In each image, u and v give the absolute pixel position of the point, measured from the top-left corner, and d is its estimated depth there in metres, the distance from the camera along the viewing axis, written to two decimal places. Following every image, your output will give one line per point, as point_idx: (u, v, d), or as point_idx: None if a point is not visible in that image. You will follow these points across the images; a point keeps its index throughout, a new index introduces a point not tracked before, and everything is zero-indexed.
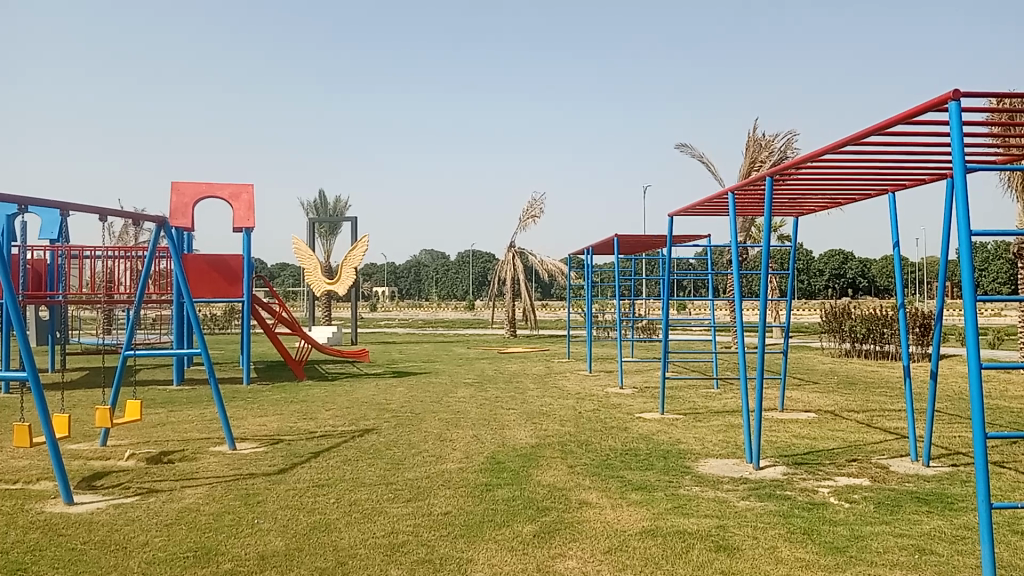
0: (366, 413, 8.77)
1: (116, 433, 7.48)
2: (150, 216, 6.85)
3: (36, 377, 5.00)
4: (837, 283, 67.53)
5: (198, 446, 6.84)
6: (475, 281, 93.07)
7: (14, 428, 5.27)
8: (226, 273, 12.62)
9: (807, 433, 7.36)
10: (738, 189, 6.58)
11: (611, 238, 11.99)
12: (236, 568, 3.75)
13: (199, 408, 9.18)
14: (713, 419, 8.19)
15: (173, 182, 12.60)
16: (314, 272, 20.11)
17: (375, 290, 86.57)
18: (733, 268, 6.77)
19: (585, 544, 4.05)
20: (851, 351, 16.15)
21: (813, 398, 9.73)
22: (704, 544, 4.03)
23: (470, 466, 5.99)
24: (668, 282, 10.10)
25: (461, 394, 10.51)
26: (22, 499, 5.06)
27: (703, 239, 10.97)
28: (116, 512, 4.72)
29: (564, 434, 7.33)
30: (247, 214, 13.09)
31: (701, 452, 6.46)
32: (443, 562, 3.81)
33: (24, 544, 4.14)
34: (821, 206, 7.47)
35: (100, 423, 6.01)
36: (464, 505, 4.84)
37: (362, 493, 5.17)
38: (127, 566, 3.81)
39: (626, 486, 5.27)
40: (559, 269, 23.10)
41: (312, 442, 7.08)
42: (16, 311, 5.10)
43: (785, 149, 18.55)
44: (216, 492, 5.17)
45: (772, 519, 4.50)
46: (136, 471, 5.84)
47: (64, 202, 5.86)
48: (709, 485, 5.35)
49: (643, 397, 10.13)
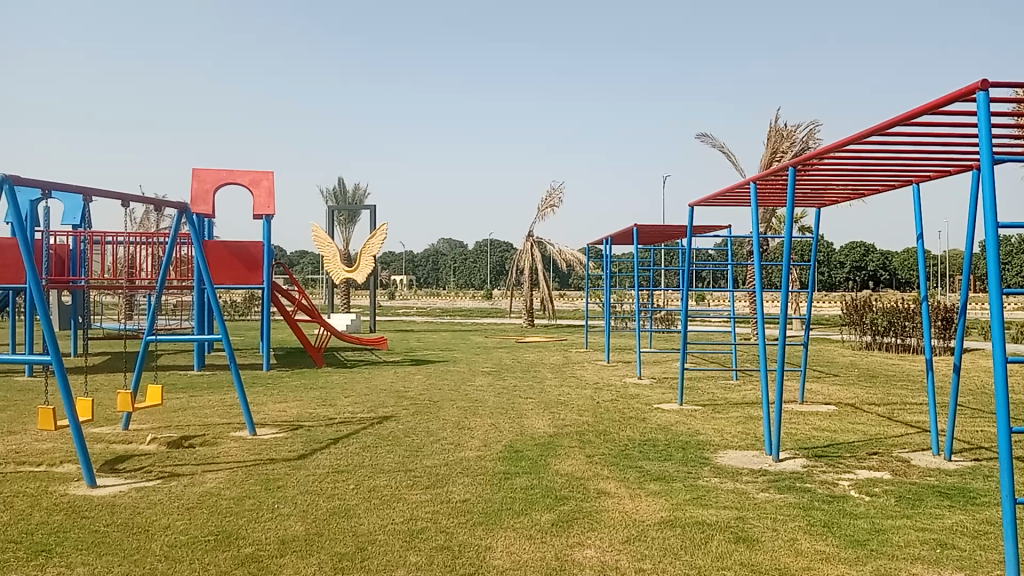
0: (384, 401, 8.78)
1: (138, 417, 7.56)
2: (173, 202, 6.87)
3: (60, 361, 5.03)
4: (857, 275, 66.87)
5: (218, 431, 6.88)
6: (494, 271, 93.18)
7: (38, 411, 5.32)
8: (247, 260, 12.69)
9: (828, 426, 7.31)
10: (760, 178, 6.51)
11: (630, 228, 11.96)
12: (256, 552, 3.77)
13: (219, 393, 9.24)
14: (732, 410, 8.14)
15: (194, 169, 12.67)
16: (333, 260, 20.14)
17: (392, 279, 86.88)
18: (755, 259, 6.61)
19: (603, 533, 4.04)
20: (872, 343, 16.07)
21: (834, 391, 9.65)
22: (723, 535, 4.01)
23: (488, 454, 6.00)
24: (688, 272, 10.00)
25: (479, 383, 10.53)
26: (46, 482, 5.11)
27: (724, 229, 10.89)
28: (138, 495, 4.77)
29: (583, 424, 7.32)
30: (268, 201, 13.14)
31: (720, 443, 6.42)
32: (462, 549, 3.82)
33: (48, 526, 4.18)
34: (844, 197, 7.40)
35: (122, 407, 6.06)
36: (481, 492, 4.85)
37: (381, 479, 5.19)
38: (149, 548, 3.85)
39: (645, 476, 5.25)
40: (578, 259, 23.01)
41: (331, 428, 7.11)
42: (40, 295, 5.14)
43: (807, 139, 18.39)
44: (236, 477, 5.21)
45: (792, 511, 4.47)
46: (157, 455, 5.89)
47: (86, 187, 5.88)
48: (728, 476, 5.32)
49: (661, 387, 10.10)
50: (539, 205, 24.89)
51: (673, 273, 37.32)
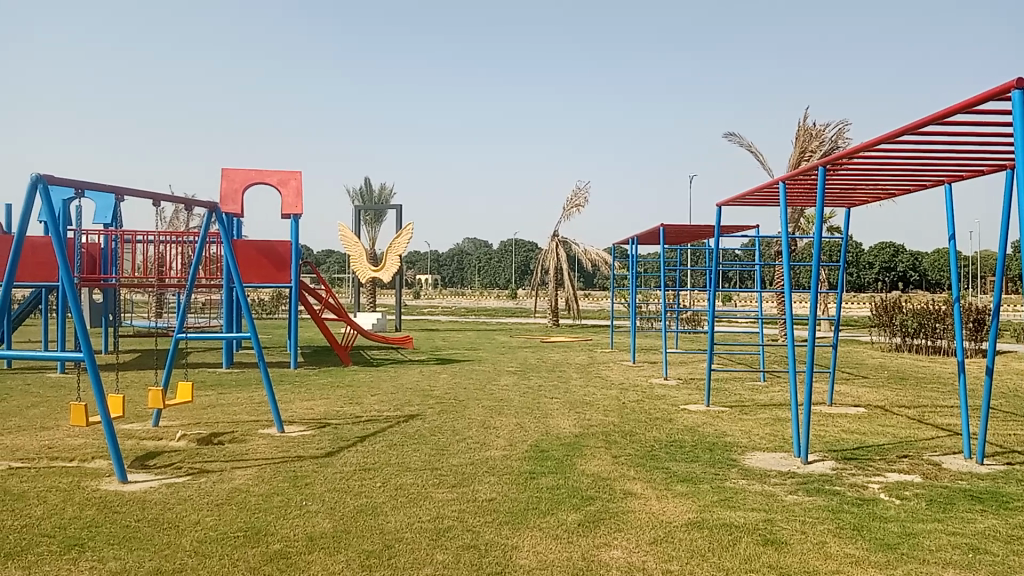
0: (410, 399, 8.81)
1: (167, 413, 7.65)
2: (203, 202, 6.95)
3: (92, 358, 5.10)
4: (887, 276, 66.11)
5: (247, 428, 6.94)
6: (519, 270, 93.14)
7: (71, 407, 5.40)
8: (276, 259, 12.79)
9: (857, 428, 7.23)
10: (789, 178, 6.45)
11: (656, 228, 11.91)
12: (285, 548, 3.80)
13: (247, 391, 9.33)
14: (759, 412, 8.08)
15: (223, 169, 12.80)
16: (359, 259, 20.23)
17: (417, 278, 87.23)
18: (783, 260, 6.54)
19: (630, 534, 4.03)
20: (902, 345, 15.87)
21: (863, 393, 9.55)
22: (752, 537, 3.99)
23: (513, 453, 6.00)
24: (716, 272, 9.92)
25: (504, 382, 10.52)
26: (79, 477, 5.19)
27: (751, 229, 10.80)
28: (168, 491, 4.82)
29: (608, 424, 7.30)
30: (296, 201, 13.24)
31: (748, 445, 6.38)
32: (488, 548, 3.83)
33: (80, 520, 4.25)
34: (874, 198, 7.32)
35: (153, 404, 6.14)
36: (507, 492, 4.85)
37: (408, 477, 5.22)
38: (179, 544, 3.89)
39: (672, 477, 5.22)
40: (603, 259, 22.93)
41: (358, 427, 7.15)
42: (73, 292, 5.21)
43: (836, 138, 18.19)
44: (264, 474, 5.26)
45: (820, 514, 4.44)
46: (187, 451, 5.96)
47: (119, 186, 5.96)
48: (756, 478, 5.28)
49: (689, 388, 10.04)
50: (565, 204, 24.82)
51: (700, 273, 37.18)
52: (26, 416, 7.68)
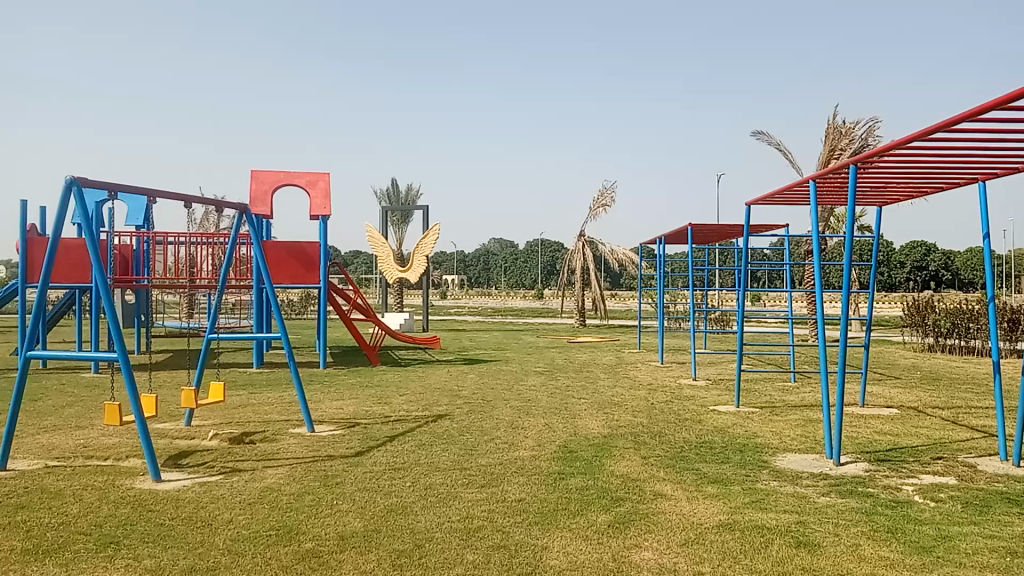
0: (439, 399, 8.83)
1: (200, 413, 7.74)
2: (233, 203, 7.02)
3: (126, 358, 5.17)
4: (918, 276, 65.22)
5: (278, 428, 7.00)
6: (546, 270, 93.07)
7: (105, 407, 5.48)
8: (304, 260, 12.88)
9: (890, 430, 7.15)
10: (820, 177, 6.38)
11: (684, 227, 11.85)
12: (316, 547, 3.83)
13: (278, 390, 9.42)
14: (790, 413, 8.01)
15: (253, 171, 12.91)
16: (387, 260, 20.32)
17: (444, 278, 87.48)
18: (814, 259, 6.48)
19: (661, 536, 4.01)
20: (935, 345, 15.65)
21: (896, 394, 9.42)
22: (784, 540, 3.95)
23: (542, 454, 5.99)
24: (745, 271, 9.84)
25: (532, 383, 10.52)
26: (113, 476, 5.26)
27: (781, 228, 10.71)
28: (201, 490, 4.88)
29: (637, 425, 7.27)
30: (324, 202, 13.32)
31: (779, 446, 6.32)
32: (518, 548, 3.83)
33: (116, 518, 4.31)
34: (906, 196, 7.22)
35: (185, 404, 6.21)
36: (537, 492, 4.84)
37: (437, 477, 5.23)
38: (213, 542, 3.93)
39: (702, 479, 5.19)
40: (630, 259, 22.83)
41: (387, 426, 7.19)
42: (106, 292, 5.28)
43: (866, 136, 17.98)
44: (295, 474, 5.30)
45: (854, 516, 4.39)
46: (219, 450, 6.03)
47: (151, 189, 6.04)
48: (787, 480, 5.23)
49: (718, 389, 9.96)
50: (591, 205, 24.74)
51: (728, 272, 36.95)
52: (63, 415, 7.81)
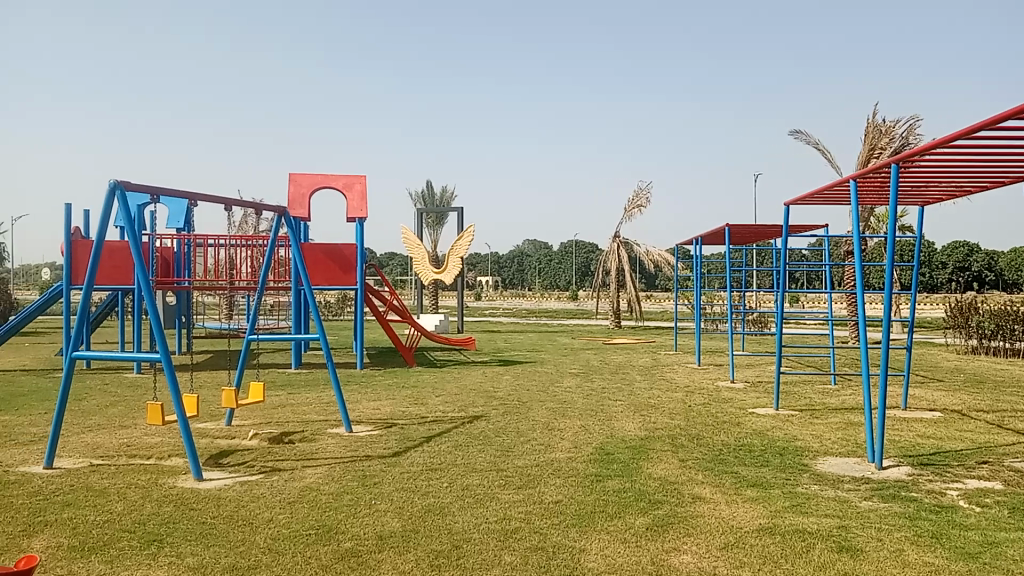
0: (474, 401, 8.86)
1: (240, 413, 7.84)
2: (272, 206, 7.10)
3: (169, 359, 5.26)
4: (961, 276, 63.98)
5: (316, 428, 7.07)
6: (580, 272, 92.86)
7: (148, 407, 5.57)
8: (342, 261, 12.99)
9: (934, 433, 7.02)
10: (861, 176, 6.29)
11: (721, 228, 11.76)
12: (355, 547, 3.86)
13: (316, 391, 9.51)
14: (831, 416, 7.90)
15: (291, 174, 13.06)
16: (422, 262, 20.40)
17: (479, 280, 87.69)
18: (855, 259, 6.38)
19: (700, 539, 3.98)
20: (979, 347, 15.34)
21: (939, 397, 9.25)
22: (826, 544, 3.90)
23: (579, 456, 5.98)
24: (783, 272, 9.73)
25: (568, 385, 10.50)
26: (156, 475, 5.35)
27: (820, 229, 10.58)
28: (242, 489, 4.94)
29: (675, 428, 7.22)
30: (361, 205, 13.43)
31: (819, 449, 6.24)
32: (556, 550, 3.82)
33: (159, 516, 4.38)
34: (950, 196, 7.09)
35: (226, 404, 6.29)
36: (574, 494, 4.83)
37: (474, 478, 5.24)
38: (254, 540, 3.98)
39: (742, 482, 5.14)
40: (666, 260, 22.69)
41: (424, 427, 7.21)
42: (149, 293, 5.36)
43: (907, 135, 17.68)
44: (334, 473, 5.34)
45: (897, 521, 4.31)
46: (260, 450, 6.09)
47: (192, 192, 6.14)
48: (828, 483, 5.17)
49: (756, 392, 9.86)
50: (627, 206, 24.62)
51: (766, 273, 36.56)
52: (107, 414, 7.97)
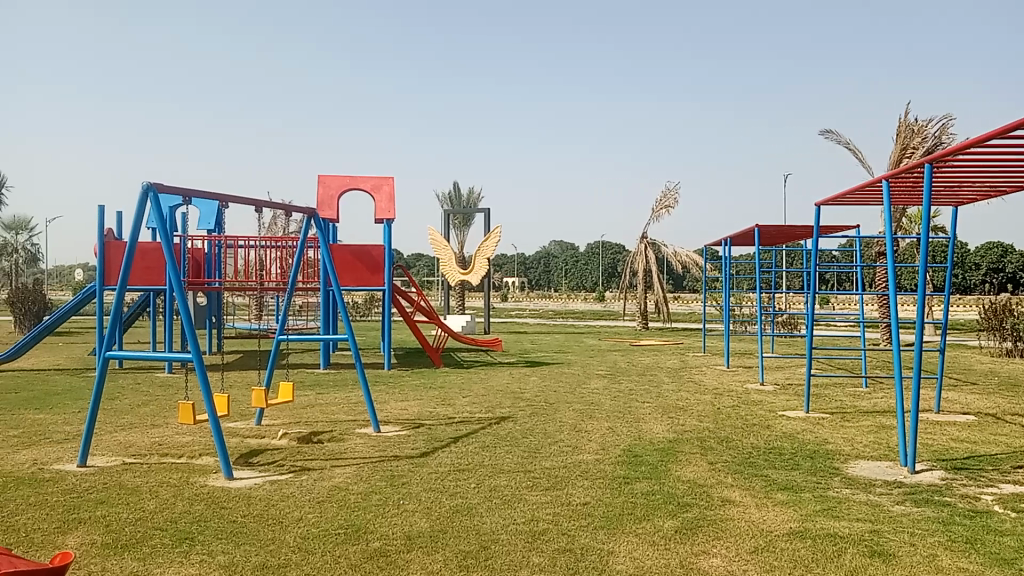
0: (502, 402, 8.87)
1: (270, 412, 7.91)
2: (301, 207, 7.15)
3: (200, 359, 5.31)
4: (995, 278, 62.96)
5: (345, 427, 7.11)
6: (607, 273, 92.59)
7: (179, 406, 5.63)
8: (370, 263, 13.06)
9: (968, 437, 6.91)
10: (893, 176, 6.21)
11: (750, 229, 11.66)
12: (384, 546, 3.87)
13: (344, 391, 9.56)
14: (862, 419, 7.81)
15: (320, 175, 13.15)
16: (449, 263, 20.45)
17: (505, 281, 87.75)
18: (887, 260, 6.30)
19: (729, 542, 3.95)
20: (1014, 350, 15.08)
21: (973, 400, 9.11)
22: (858, 549, 3.85)
23: (607, 458, 5.96)
24: (813, 273, 9.63)
25: (595, 386, 10.47)
26: (187, 473, 5.41)
27: (851, 230, 10.46)
28: (272, 488, 4.98)
29: (703, 430, 7.18)
30: (389, 206, 13.50)
31: (851, 453, 6.17)
32: (584, 552, 3.81)
33: (190, 515, 4.43)
34: (984, 196, 6.98)
35: (256, 404, 6.35)
36: (602, 496, 4.82)
37: (502, 479, 5.24)
38: (283, 539, 4.01)
39: (772, 485, 5.10)
40: (694, 261, 22.55)
41: (451, 428, 7.23)
42: (180, 293, 5.42)
43: (940, 134, 17.42)
44: (363, 473, 5.36)
45: (931, 525, 4.25)
46: (289, 449, 6.14)
47: (223, 194, 6.20)
48: (860, 487, 5.10)
49: (786, 394, 9.76)
50: (654, 206, 24.50)
51: (795, 274, 36.21)
52: (139, 413, 8.06)
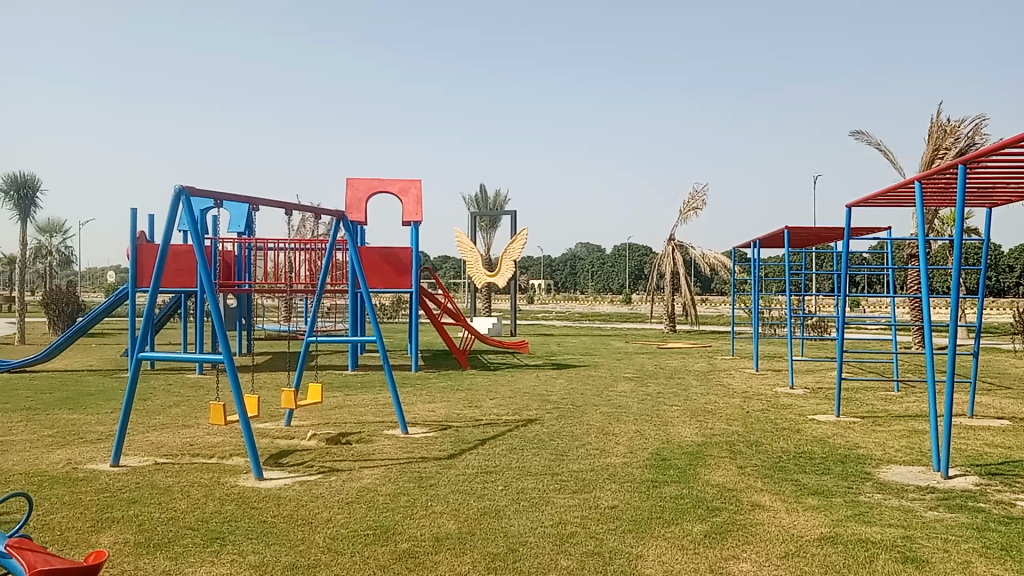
0: (529, 404, 8.87)
1: (299, 414, 7.98)
2: (330, 210, 7.21)
3: (230, 360, 5.37)
4: None
5: (373, 429, 7.15)
6: (634, 275, 92.25)
7: (210, 407, 5.69)
8: (397, 265, 13.12)
9: (1002, 442, 6.80)
10: (925, 178, 6.13)
11: (779, 231, 11.57)
12: (412, 548, 3.89)
13: (372, 393, 9.61)
14: (894, 423, 7.72)
15: (348, 178, 13.25)
16: (476, 265, 20.49)
17: (531, 283, 87.73)
18: (919, 262, 6.23)
19: (759, 547, 3.92)
20: None
21: (1008, 405, 8.95)
22: (890, 554, 3.81)
23: (635, 461, 5.94)
24: (844, 276, 9.53)
25: (623, 389, 10.44)
26: (218, 473, 5.47)
27: (883, 232, 10.34)
28: (301, 489, 5.02)
29: (732, 434, 7.13)
30: (416, 209, 13.56)
31: (882, 457, 6.10)
32: (613, 556, 3.80)
33: (221, 514, 4.48)
34: (1019, 197, 6.87)
35: (285, 405, 6.40)
36: (630, 500, 4.81)
37: (529, 481, 5.24)
38: (313, 540, 4.04)
39: (802, 490, 5.05)
40: (722, 263, 22.40)
41: (478, 430, 7.25)
42: (211, 295, 5.48)
43: (973, 135, 17.17)
44: (391, 474, 5.39)
45: (965, 532, 4.19)
46: (318, 450, 6.19)
47: (253, 197, 6.26)
48: (892, 492, 5.04)
49: (816, 398, 9.67)
50: (682, 208, 24.37)
51: (825, 277, 35.83)
52: (170, 414, 8.15)
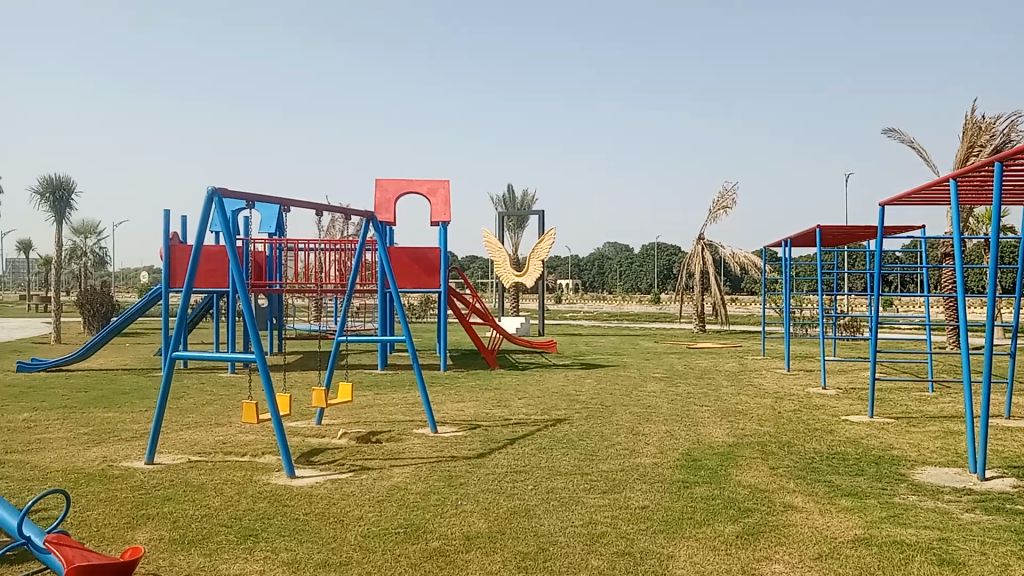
0: (557, 404, 8.86)
1: (330, 412, 8.02)
2: (360, 211, 7.25)
3: (263, 359, 5.42)
4: None
5: (403, 428, 7.18)
6: (663, 275, 91.80)
7: (243, 405, 5.74)
8: (426, 265, 13.17)
9: None
10: (961, 176, 6.05)
11: (810, 230, 11.45)
12: (443, 546, 3.91)
13: (402, 392, 9.65)
14: (929, 424, 7.61)
15: (377, 179, 13.32)
16: (504, 265, 20.51)
17: (559, 283, 87.61)
18: (954, 261, 6.14)
19: (792, 548, 3.89)
20: None
21: None
22: (925, 556, 3.76)
23: (665, 461, 5.91)
24: (877, 275, 9.40)
25: (652, 389, 10.39)
26: (251, 471, 5.52)
27: (916, 230, 10.19)
28: (332, 487, 5.06)
29: (764, 435, 7.07)
30: (445, 209, 13.60)
31: (917, 459, 6.02)
32: (644, 556, 3.79)
33: (254, 512, 4.52)
34: None
35: (316, 403, 6.44)
36: (661, 500, 4.79)
37: (559, 481, 5.23)
38: (345, 537, 4.07)
39: (835, 491, 5.00)
40: (752, 262, 22.22)
41: (507, 429, 7.26)
42: (244, 295, 5.53)
43: (1008, 132, 16.88)
44: (420, 473, 5.41)
45: (1002, 534, 4.13)
46: (349, 449, 6.22)
47: (284, 198, 6.32)
48: (928, 494, 4.97)
49: (849, 398, 9.55)
50: (710, 208, 24.21)
51: (858, 277, 35.40)
52: (204, 413, 8.23)
